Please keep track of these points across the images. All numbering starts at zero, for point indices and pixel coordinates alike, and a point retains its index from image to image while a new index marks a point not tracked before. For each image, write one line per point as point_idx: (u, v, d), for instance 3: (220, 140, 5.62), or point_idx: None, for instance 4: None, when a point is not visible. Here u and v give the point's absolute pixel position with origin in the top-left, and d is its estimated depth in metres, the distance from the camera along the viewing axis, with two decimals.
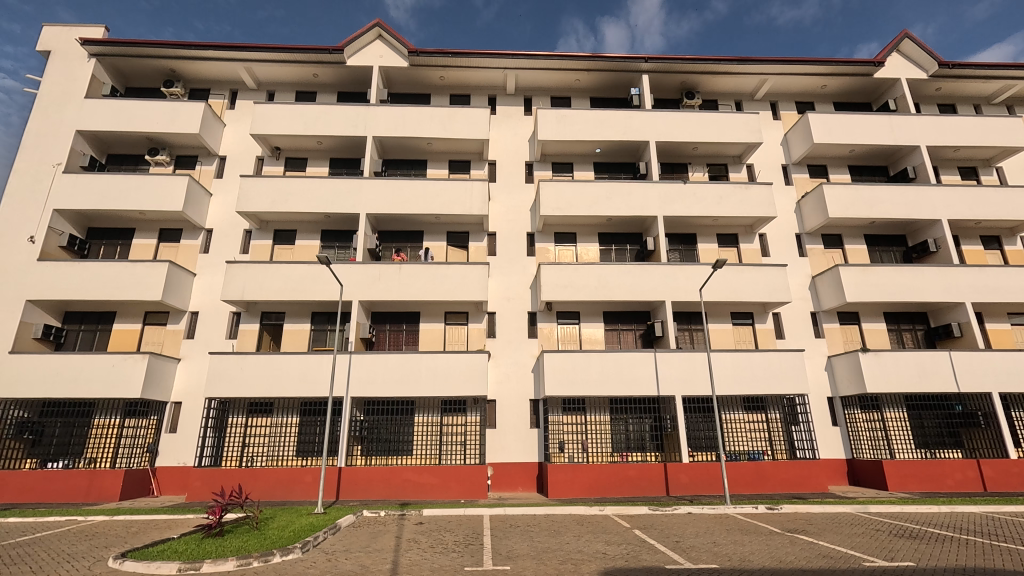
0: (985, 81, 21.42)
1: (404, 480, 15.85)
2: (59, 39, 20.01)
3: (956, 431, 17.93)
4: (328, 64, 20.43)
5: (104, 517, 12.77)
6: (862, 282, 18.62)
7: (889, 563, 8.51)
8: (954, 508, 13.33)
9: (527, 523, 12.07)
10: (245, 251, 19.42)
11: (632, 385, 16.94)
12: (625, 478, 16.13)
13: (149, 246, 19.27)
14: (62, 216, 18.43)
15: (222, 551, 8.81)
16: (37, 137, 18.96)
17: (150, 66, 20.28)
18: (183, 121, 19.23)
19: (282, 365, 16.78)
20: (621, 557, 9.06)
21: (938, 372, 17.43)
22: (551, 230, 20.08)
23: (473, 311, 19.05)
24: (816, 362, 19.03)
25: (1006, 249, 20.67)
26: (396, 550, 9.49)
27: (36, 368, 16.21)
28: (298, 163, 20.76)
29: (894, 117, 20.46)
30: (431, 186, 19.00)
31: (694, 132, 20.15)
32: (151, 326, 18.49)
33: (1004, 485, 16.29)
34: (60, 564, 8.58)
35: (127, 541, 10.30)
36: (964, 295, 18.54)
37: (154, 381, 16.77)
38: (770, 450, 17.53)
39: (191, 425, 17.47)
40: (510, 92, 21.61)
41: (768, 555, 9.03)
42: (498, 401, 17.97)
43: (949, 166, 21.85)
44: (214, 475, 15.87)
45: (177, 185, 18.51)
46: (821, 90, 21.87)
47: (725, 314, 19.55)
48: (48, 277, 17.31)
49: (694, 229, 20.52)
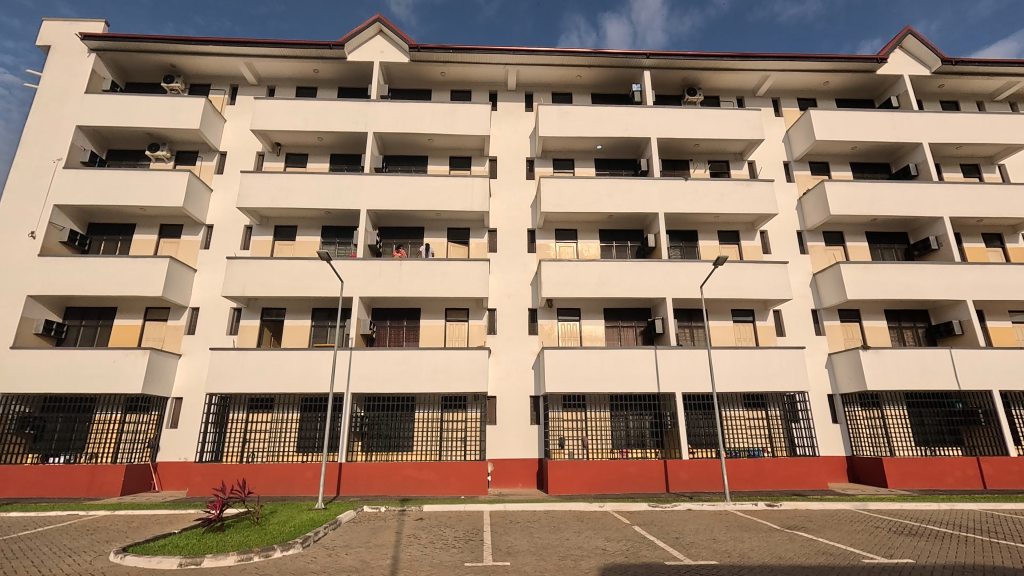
0: (988, 78, 21.31)
1: (405, 477, 15.87)
2: (59, 35, 19.97)
3: (956, 429, 17.97)
4: (329, 60, 20.38)
5: (105, 512, 12.81)
6: (863, 280, 18.59)
7: (888, 561, 8.51)
8: (954, 506, 13.33)
9: (527, 519, 12.09)
10: (245, 247, 19.41)
11: (632, 382, 16.94)
12: (625, 475, 16.15)
13: (149, 242, 19.25)
14: (62, 212, 18.41)
15: (222, 545, 8.84)
16: (37, 133, 18.93)
17: (149, 62, 20.23)
18: (183, 117, 19.19)
19: (283, 361, 16.79)
20: (621, 554, 9.05)
21: (938, 370, 17.41)
22: (552, 227, 20.06)
23: (473, 307, 19.02)
24: (817, 360, 19.03)
25: (1008, 246, 20.62)
26: (396, 546, 9.51)
27: (38, 363, 16.24)
28: (298, 159, 20.74)
29: (896, 114, 20.37)
30: (431, 183, 18.96)
31: (695, 128, 20.08)
32: (151, 321, 18.51)
33: (1004, 483, 16.31)
34: (61, 559, 8.60)
35: (128, 536, 10.34)
36: (964, 293, 18.52)
37: (154, 377, 16.79)
38: (770, 448, 17.54)
39: (191, 420, 17.52)
40: (511, 88, 21.55)
41: (768, 552, 9.04)
42: (499, 397, 17.98)
43: (951, 163, 21.78)
44: (216, 471, 15.90)
45: (177, 181, 18.47)
46: (823, 87, 21.80)
47: (725, 312, 19.54)
48: (49, 272, 17.31)
49: (694, 226, 20.49)
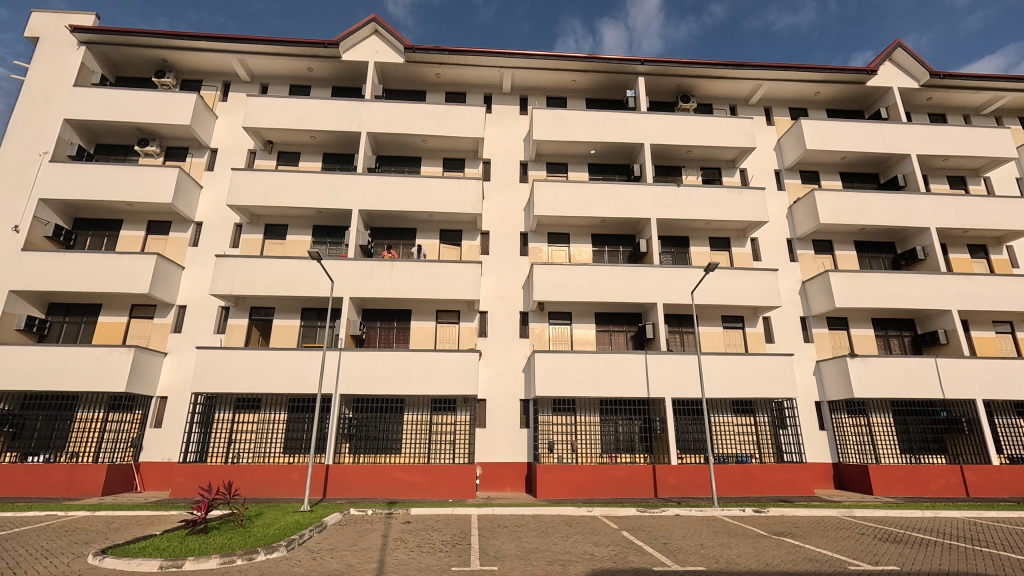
0: (975, 91, 21.72)
1: (394, 479, 15.73)
2: (49, 26, 19.66)
3: (941, 436, 18.20)
4: (323, 58, 20.25)
5: (84, 513, 12.51)
6: (852, 288, 18.76)
7: (874, 567, 8.59)
8: (938, 513, 13.51)
9: (515, 523, 12.05)
10: (234, 245, 19.20)
11: (622, 386, 16.94)
12: (614, 480, 16.12)
13: (136, 238, 18.98)
14: (48, 206, 18.13)
15: (205, 548, 8.69)
16: (23, 126, 18.63)
17: (141, 56, 19.98)
18: (174, 112, 18.96)
19: (271, 361, 16.59)
20: (609, 559, 9.00)
21: (925, 378, 17.56)
22: (545, 230, 20.11)
23: (464, 310, 18.96)
24: (805, 367, 19.19)
25: (992, 258, 21.04)
26: (382, 549, 9.40)
27: (18, 360, 15.89)
28: (290, 157, 20.60)
29: (886, 125, 20.61)
30: (425, 184, 18.90)
31: (689, 134, 20.21)
32: (138, 319, 18.26)
33: (987, 490, 16.55)
34: (37, 561, 8.39)
35: (108, 537, 10.12)
36: (950, 303, 18.80)
37: (139, 375, 16.51)
38: (758, 454, 17.73)
39: (176, 419, 17.27)
40: (506, 91, 21.56)
41: (755, 558, 9.05)
42: (488, 400, 17.92)
43: (938, 175, 22.15)
44: (200, 471, 15.62)
45: (166, 177, 18.23)
46: (815, 97, 22.03)
47: (716, 318, 19.67)
48: (31, 267, 16.94)
49: (686, 232, 20.58)
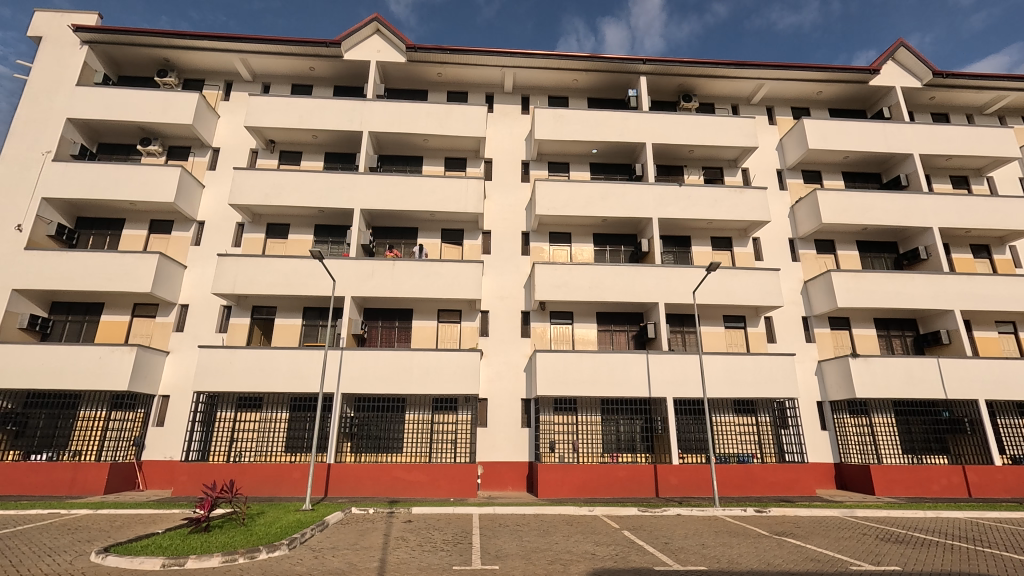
0: (978, 91, 21.64)
1: (394, 478, 15.74)
2: (52, 25, 19.70)
3: (943, 437, 18.18)
4: (325, 58, 20.26)
5: (88, 511, 12.56)
6: (853, 288, 18.71)
7: (875, 567, 8.59)
8: (940, 513, 13.48)
9: (516, 523, 12.03)
10: (236, 244, 19.24)
11: (624, 385, 16.93)
12: (616, 480, 16.11)
13: (138, 237, 19.04)
14: (51, 205, 18.18)
15: (206, 546, 8.74)
16: (25, 125, 18.67)
17: (144, 55, 20.02)
18: (177, 111, 18.99)
19: (272, 360, 16.62)
20: (610, 559, 9.01)
21: (926, 378, 17.52)
22: (546, 230, 20.10)
23: (466, 309, 18.97)
24: (806, 367, 19.17)
25: (994, 257, 20.98)
26: (383, 549, 9.38)
27: (20, 359, 15.93)
28: (292, 157, 20.61)
29: (888, 125, 20.55)
30: (426, 183, 18.91)
31: (690, 133, 20.18)
32: (140, 318, 18.31)
33: (989, 491, 16.50)
34: (40, 559, 8.40)
35: (110, 535, 10.14)
36: (952, 303, 18.75)
37: (141, 373, 16.56)
38: (759, 453, 17.65)
39: (179, 418, 17.33)
40: (508, 90, 21.55)
41: (756, 558, 9.03)
42: (490, 400, 17.93)
43: (941, 174, 22.08)
44: (203, 470, 15.65)
45: (168, 176, 18.26)
46: (817, 96, 21.98)
47: (718, 318, 19.63)
48: (34, 266, 16.99)
49: (687, 232, 20.56)
